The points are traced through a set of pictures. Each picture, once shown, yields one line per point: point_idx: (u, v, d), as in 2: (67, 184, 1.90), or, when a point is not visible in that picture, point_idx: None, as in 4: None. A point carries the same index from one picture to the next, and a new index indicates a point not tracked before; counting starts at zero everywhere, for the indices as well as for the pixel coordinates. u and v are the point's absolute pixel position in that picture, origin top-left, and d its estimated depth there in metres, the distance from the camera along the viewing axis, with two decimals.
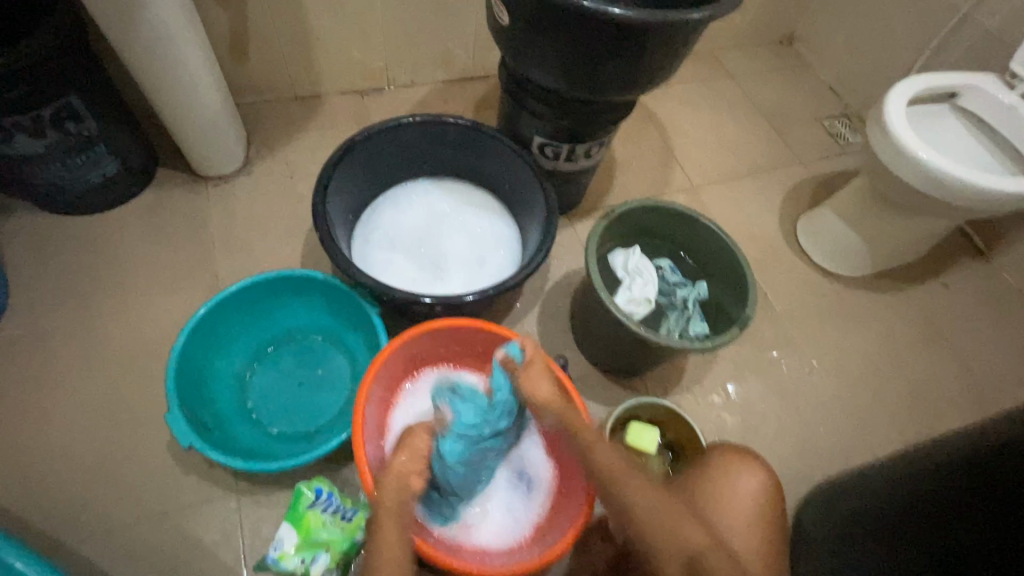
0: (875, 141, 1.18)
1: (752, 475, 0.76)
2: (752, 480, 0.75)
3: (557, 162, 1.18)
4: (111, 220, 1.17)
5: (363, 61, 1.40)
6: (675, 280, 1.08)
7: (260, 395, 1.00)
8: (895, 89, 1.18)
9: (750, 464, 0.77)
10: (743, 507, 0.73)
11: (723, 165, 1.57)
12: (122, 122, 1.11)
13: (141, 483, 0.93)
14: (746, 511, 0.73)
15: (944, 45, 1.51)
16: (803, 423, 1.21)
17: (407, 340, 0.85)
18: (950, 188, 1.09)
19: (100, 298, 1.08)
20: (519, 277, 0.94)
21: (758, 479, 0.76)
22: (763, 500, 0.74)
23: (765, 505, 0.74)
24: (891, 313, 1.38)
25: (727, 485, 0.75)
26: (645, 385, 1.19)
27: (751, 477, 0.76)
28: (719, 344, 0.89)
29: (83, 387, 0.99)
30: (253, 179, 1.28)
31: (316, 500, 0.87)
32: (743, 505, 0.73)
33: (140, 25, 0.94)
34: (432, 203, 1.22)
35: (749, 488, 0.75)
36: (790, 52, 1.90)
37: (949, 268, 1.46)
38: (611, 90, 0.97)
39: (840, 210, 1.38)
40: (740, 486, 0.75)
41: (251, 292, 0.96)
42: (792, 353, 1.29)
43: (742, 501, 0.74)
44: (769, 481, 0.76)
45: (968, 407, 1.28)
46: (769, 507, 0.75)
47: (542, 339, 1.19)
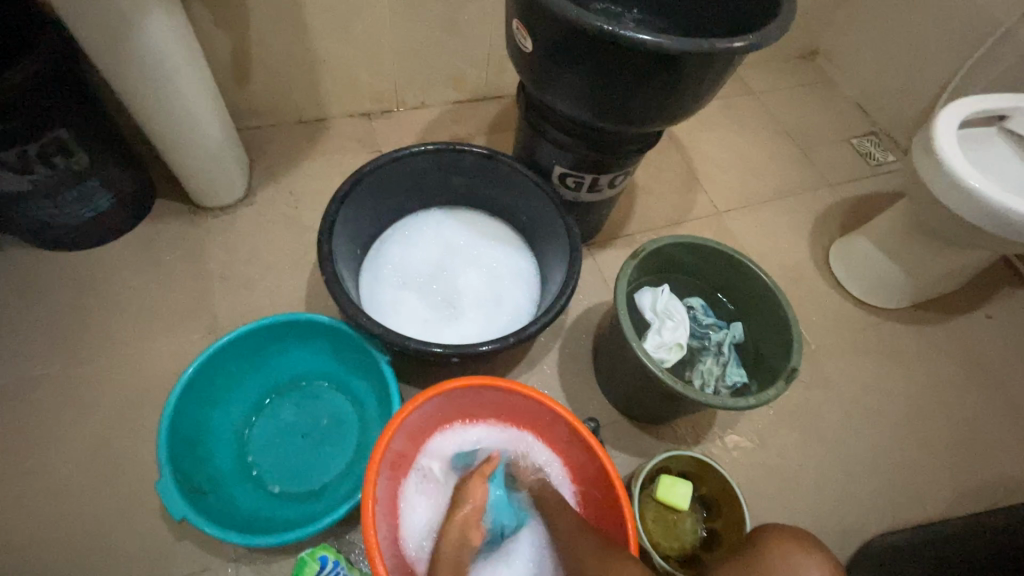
0: (923, 169, 1.09)
1: (814, 564, 0.63)
2: (817, 571, 0.62)
3: (579, 193, 1.11)
4: (105, 256, 1.11)
5: (371, 84, 1.34)
6: (709, 321, 0.99)
7: (261, 450, 0.92)
8: (941, 113, 1.10)
9: (812, 552, 0.63)
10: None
11: (749, 189, 1.49)
12: (117, 154, 1.04)
13: (131, 551, 0.85)
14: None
15: (982, 62, 1.44)
16: (844, 472, 1.12)
17: (422, 402, 0.77)
18: (1006, 220, 1.01)
19: (91, 342, 1.01)
20: (541, 324, 0.86)
21: (823, 568, 0.62)
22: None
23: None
24: (933, 348, 1.29)
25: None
26: (674, 431, 1.10)
27: (814, 567, 0.62)
28: (763, 400, 0.81)
29: (71, 442, 0.92)
30: (255, 209, 1.21)
31: (320, 570, 0.80)
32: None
33: (135, 54, 0.88)
34: (444, 236, 1.14)
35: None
36: (813, 67, 1.83)
37: (993, 299, 1.37)
38: (642, 120, 0.89)
39: (877, 238, 1.30)
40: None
41: (252, 339, 0.89)
42: (829, 394, 1.20)
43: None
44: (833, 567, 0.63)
45: (1020, 451, 1.19)
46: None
47: (563, 381, 1.12)
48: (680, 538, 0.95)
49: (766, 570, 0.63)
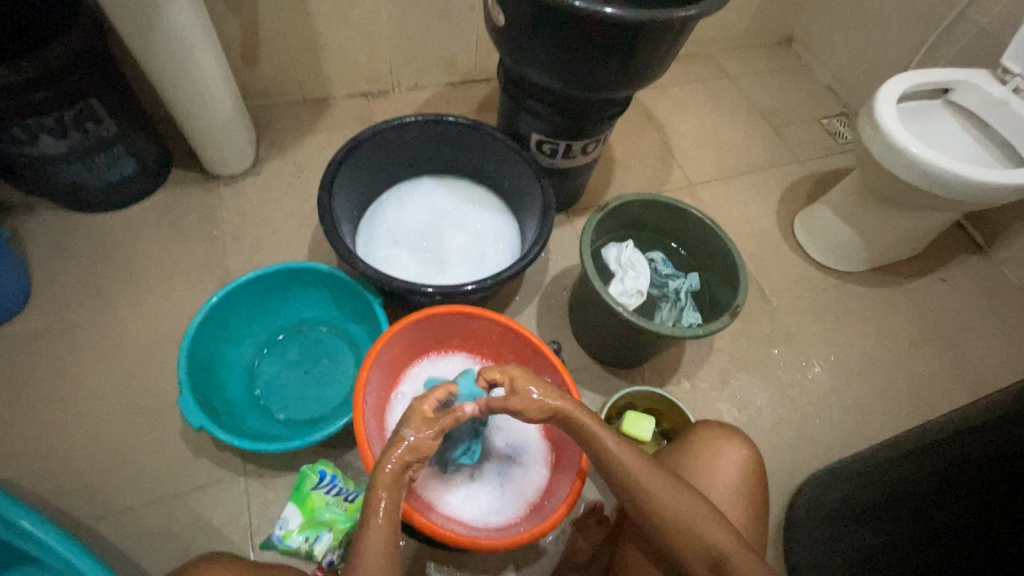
0: (868, 137, 1.20)
1: (733, 448, 0.78)
2: (735, 452, 0.78)
3: (555, 159, 1.22)
4: (128, 218, 1.23)
5: (369, 66, 1.45)
6: (668, 272, 1.10)
7: (268, 383, 1.04)
8: (886, 86, 1.20)
9: (733, 438, 0.79)
10: (727, 480, 0.76)
11: (721, 163, 1.60)
12: (139, 124, 1.16)
13: (154, 467, 0.97)
14: (730, 481, 0.76)
15: (940, 44, 1.53)
16: (799, 415, 1.23)
17: (406, 326, 0.88)
18: (942, 181, 1.11)
19: (117, 291, 1.13)
20: (516, 268, 0.97)
21: (740, 451, 0.78)
22: (746, 472, 0.77)
23: (746, 476, 0.77)
24: (888, 308, 1.39)
25: (710, 460, 0.77)
26: (641, 376, 1.21)
27: (734, 449, 0.78)
28: (710, 331, 0.92)
29: (100, 375, 1.04)
30: (263, 178, 1.33)
31: (320, 482, 0.91)
32: (726, 477, 0.76)
33: (157, 33, 0.99)
34: (433, 201, 1.26)
35: (731, 460, 0.77)
36: (788, 53, 1.92)
37: (947, 264, 1.47)
38: (605, 87, 1.01)
39: (835, 205, 1.40)
40: (722, 458, 0.78)
41: (260, 283, 1.00)
42: (788, 346, 1.31)
43: (725, 473, 0.76)
44: (750, 453, 0.78)
45: (967, 400, 1.29)
46: (750, 479, 0.77)
47: (541, 330, 1.22)
48: None
49: (696, 451, 0.79)
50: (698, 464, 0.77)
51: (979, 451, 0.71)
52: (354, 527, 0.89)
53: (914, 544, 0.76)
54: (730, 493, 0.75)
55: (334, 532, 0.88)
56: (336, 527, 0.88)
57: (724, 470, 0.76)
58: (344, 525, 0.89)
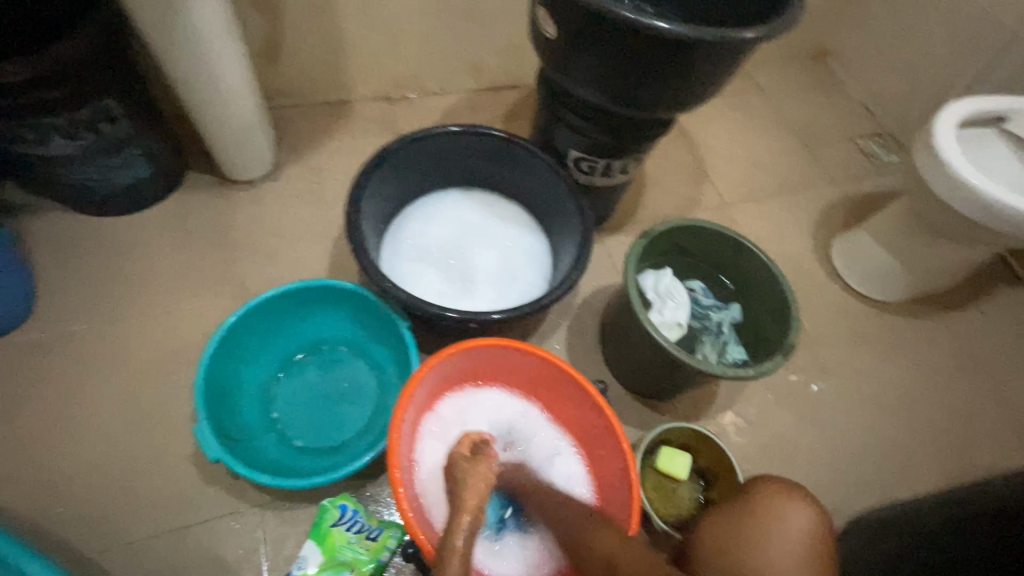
0: (922, 164, 1.14)
1: (801, 509, 0.75)
2: (803, 514, 0.74)
3: (592, 177, 1.16)
4: (140, 223, 1.16)
5: (395, 69, 1.39)
6: (708, 303, 1.07)
7: (285, 407, 0.98)
8: (943, 112, 1.15)
9: (801, 499, 0.76)
10: (793, 543, 0.72)
11: (755, 182, 1.54)
12: (155, 124, 1.10)
13: (164, 494, 0.91)
14: (795, 545, 0.72)
15: (987, 67, 1.48)
16: (836, 453, 1.17)
17: (442, 358, 0.82)
18: (1001, 215, 1.06)
19: (128, 302, 1.07)
20: (554, 296, 0.91)
21: (807, 515, 0.75)
22: (812, 537, 0.73)
23: (813, 542, 0.73)
24: (927, 341, 1.34)
25: (773, 520, 0.74)
26: (674, 407, 1.16)
27: (800, 512, 0.74)
28: (763, 372, 0.86)
29: (109, 393, 0.98)
30: (282, 183, 1.26)
31: (341, 517, 0.86)
32: (789, 540, 0.72)
33: (183, 31, 0.93)
34: (461, 215, 1.20)
35: (797, 523, 0.74)
36: (822, 68, 1.86)
37: (987, 296, 1.41)
38: (656, 108, 0.95)
39: (877, 233, 1.35)
40: (788, 520, 0.74)
41: (280, 302, 0.94)
42: (826, 380, 1.25)
43: (790, 535, 0.73)
44: (817, 517, 0.75)
45: (1008, 441, 1.23)
46: (818, 545, 0.73)
47: (570, 356, 1.17)
48: (678, 505, 1.00)
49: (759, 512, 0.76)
50: (760, 526, 0.74)
51: None
52: (377, 568, 0.83)
53: None
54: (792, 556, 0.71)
55: (356, 574, 0.82)
56: (358, 568, 0.82)
57: (788, 534, 0.73)
58: (367, 566, 0.83)
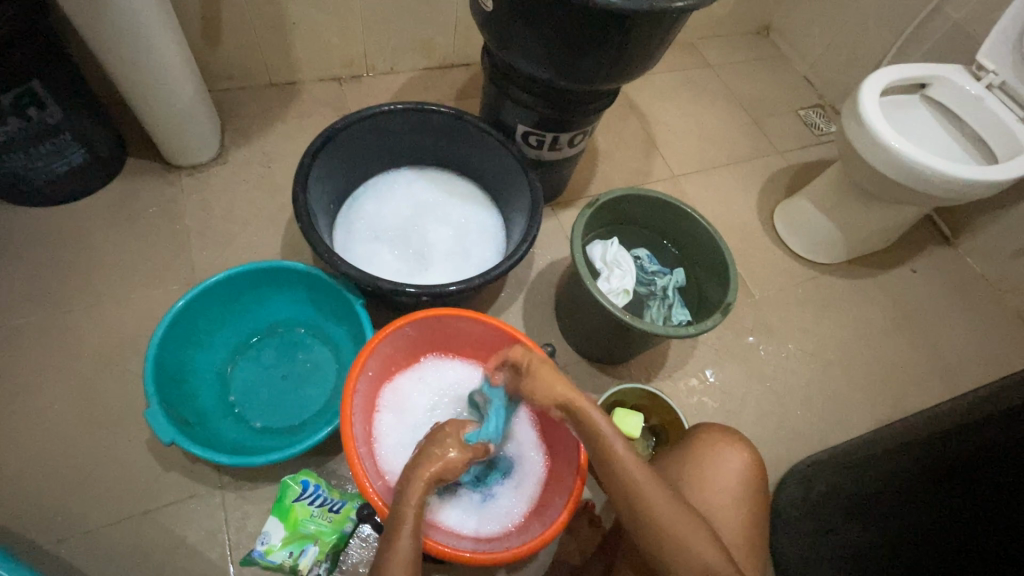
0: (851, 130, 1.21)
1: (736, 452, 0.80)
2: (737, 457, 0.80)
3: (541, 151, 1.18)
4: (81, 213, 1.13)
5: (342, 49, 1.37)
6: (654, 269, 1.10)
7: (243, 390, 0.98)
8: (869, 80, 1.21)
9: (735, 441, 0.81)
10: (728, 484, 0.78)
11: (703, 154, 1.59)
12: (87, 108, 1.06)
13: (121, 482, 0.91)
14: (729, 487, 0.77)
15: (914, 38, 1.55)
16: (780, 407, 1.25)
17: (393, 331, 0.84)
18: (921, 176, 1.13)
19: (71, 293, 1.05)
20: (505, 266, 0.93)
21: (740, 453, 0.80)
22: (745, 477, 0.79)
23: (745, 479, 0.79)
24: (863, 299, 1.42)
25: (710, 462, 0.79)
26: (628, 371, 1.20)
27: (735, 454, 0.80)
28: (704, 329, 0.91)
29: (57, 385, 0.96)
30: (229, 168, 1.24)
31: (303, 492, 0.87)
32: (726, 481, 0.78)
33: (109, 10, 0.90)
34: (414, 193, 1.20)
35: (733, 465, 0.79)
36: (766, 42, 1.92)
37: (918, 255, 1.51)
38: (597, 80, 0.97)
39: (815, 199, 1.41)
40: (724, 463, 0.79)
41: (231, 285, 0.94)
42: (770, 339, 1.32)
43: (726, 478, 0.78)
44: (750, 456, 0.80)
45: (936, 388, 1.33)
46: (751, 482, 0.79)
47: (527, 327, 1.20)
48: None
49: (697, 456, 0.80)
50: (698, 470, 0.79)
51: (965, 447, 0.72)
52: (341, 537, 0.86)
53: (890, 532, 0.78)
54: (728, 499, 0.77)
55: (321, 545, 0.84)
56: (323, 540, 0.85)
57: (725, 474, 0.78)
58: (332, 537, 0.85)
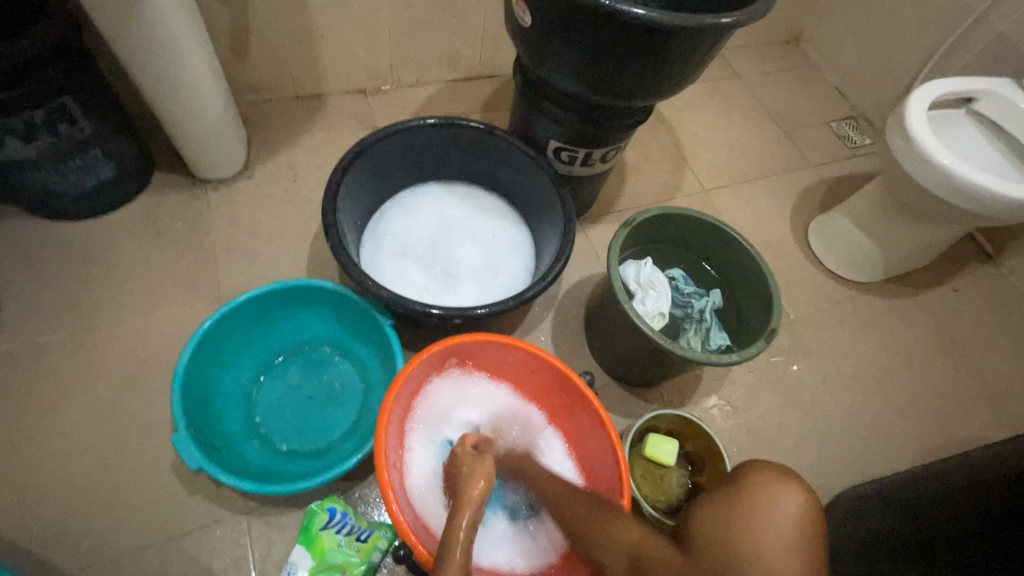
0: (895, 146, 1.16)
1: (791, 494, 0.75)
2: (792, 499, 0.75)
3: (572, 167, 1.15)
4: (108, 227, 1.12)
5: (369, 61, 1.35)
6: (690, 290, 1.07)
7: (268, 411, 0.96)
8: (914, 94, 1.16)
9: (790, 484, 0.76)
10: (779, 523, 0.72)
11: (734, 168, 1.55)
12: (118, 123, 1.06)
13: (146, 506, 0.89)
14: (780, 527, 0.72)
15: (955, 49, 1.50)
16: (818, 433, 1.20)
17: (426, 356, 0.81)
18: (970, 194, 1.08)
19: (98, 309, 1.04)
20: (539, 288, 0.90)
21: (796, 497, 0.75)
22: (801, 521, 0.73)
23: (802, 525, 0.73)
24: (902, 320, 1.37)
25: (767, 505, 0.74)
26: (660, 395, 1.17)
27: (789, 495, 0.75)
28: (748, 357, 0.87)
29: (83, 404, 0.95)
30: (255, 181, 1.23)
31: (330, 520, 0.84)
32: (779, 521, 0.73)
33: (142, 25, 0.89)
34: (442, 209, 1.18)
35: (786, 506, 0.74)
36: (796, 52, 1.88)
37: (960, 274, 1.45)
38: (634, 96, 0.94)
39: (852, 215, 1.37)
40: (777, 503, 0.74)
41: (258, 304, 0.92)
42: (807, 361, 1.28)
43: (777, 517, 0.73)
44: (808, 500, 0.75)
45: (983, 414, 1.27)
46: (807, 527, 0.73)
47: (556, 347, 1.17)
48: (666, 491, 1.01)
49: (747, 495, 0.76)
50: (749, 509, 0.74)
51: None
52: (369, 568, 0.82)
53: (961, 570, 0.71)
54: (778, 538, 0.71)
55: None
56: (350, 570, 0.82)
57: (778, 515, 0.73)
58: (359, 567, 0.82)
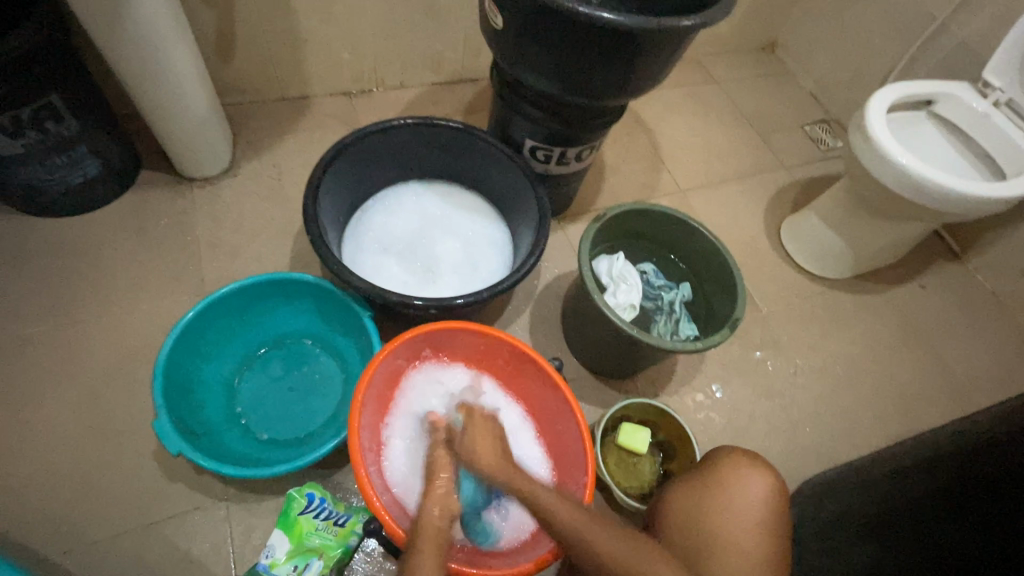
0: (858, 146, 1.21)
1: (759, 479, 0.79)
2: (761, 483, 0.79)
3: (549, 166, 1.19)
4: (94, 224, 1.15)
5: (353, 64, 1.39)
6: (660, 283, 1.11)
7: (249, 401, 0.99)
8: (876, 96, 1.22)
9: (759, 468, 0.80)
10: (749, 509, 0.77)
11: (709, 169, 1.59)
12: (104, 121, 1.08)
13: (127, 493, 0.91)
14: (751, 512, 0.77)
15: (919, 55, 1.56)
16: (788, 423, 1.24)
17: (402, 343, 0.85)
18: (927, 191, 1.13)
19: (82, 303, 1.06)
20: (512, 280, 0.93)
21: (765, 481, 0.79)
22: (769, 504, 0.78)
23: (769, 507, 0.78)
24: (871, 314, 1.42)
25: (733, 488, 0.79)
26: (635, 386, 1.20)
27: (758, 481, 0.79)
28: (712, 344, 0.90)
29: (66, 394, 0.97)
30: (240, 180, 1.26)
31: (308, 505, 0.86)
32: (749, 507, 0.77)
33: (128, 26, 0.92)
34: (422, 207, 1.21)
35: (755, 491, 0.78)
36: (771, 59, 1.94)
37: (926, 271, 1.50)
38: (604, 96, 0.98)
39: (822, 213, 1.41)
40: (747, 487, 0.78)
41: (240, 296, 0.94)
42: (778, 354, 1.32)
43: (748, 502, 0.77)
44: (775, 484, 0.79)
45: (947, 405, 1.32)
46: (774, 510, 0.78)
47: (534, 340, 1.20)
48: (639, 478, 1.04)
49: (721, 481, 0.80)
50: (721, 495, 0.78)
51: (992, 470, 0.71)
52: (345, 552, 0.85)
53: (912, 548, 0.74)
54: (748, 524, 0.76)
55: (325, 559, 0.84)
56: (327, 553, 0.84)
57: (748, 500, 0.77)
58: (336, 550, 0.84)
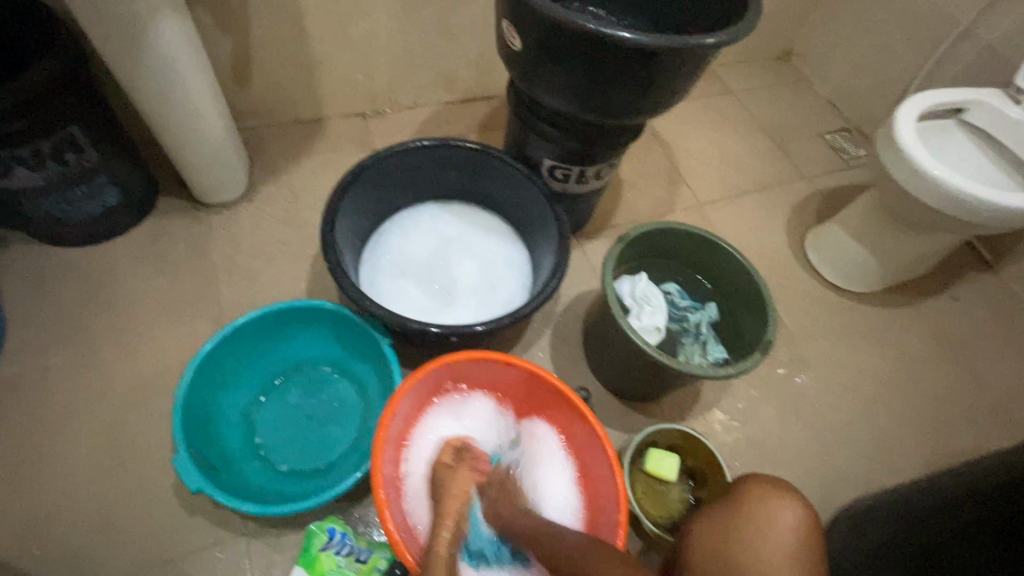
0: (886, 158, 1.17)
1: (789, 507, 0.75)
2: (790, 512, 0.75)
3: (567, 184, 1.17)
4: (112, 252, 1.15)
5: (367, 86, 1.39)
6: (684, 304, 1.08)
7: (268, 431, 0.97)
8: (903, 106, 1.18)
9: (788, 496, 0.76)
10: (780, 539, 0.72)
11: (729, 182, 1.56)
12: (123, 151, 1.09)
13: (146, 529, 0.89)
14: (783, 543, 0.72)
15: (944, 60, 1.52)
16: (821, 445, 1.19)
17: (424, 373, 0.83)
18: (962, 203, 1.08)
19: (100, 332, 1.05)
20: (534, 305, 0.91)
21: (795, 511, 0.75)
22: (801, 535, 0.73)
23: (802, 539, 0.73)
24: (902, 329, 1.37)
25: (764, 519, 0.74)
26: (660, 409, 1.16)
27: (788, 510, 0.75)
28: (744, 370, 0.87)
29: (85, 426, 0.96)
30: (256, 204, 1.25)
31: (329, 541, 0.84)
32: (780, 538, 0.73)
33: (146, 56, 0.92)
34: (438, 228, 1.20)
35: (787, 521, 0.74)
36: (788, 67, 1.90)
37: (959, 282, 1.45)
38: (623, 114, 0.96)
39: (848, 225, 1.37)
40: (778, 518, 0.74)
41: (258, 325, 0.93)
42: (807, 372, 1.27)
43: (780, 534, 0.73)
44: (806, 513, 0.75)
45: (987, 423, 1.26)
46: (807, 541, 0.73)
47: (555, 363, 1.17)
48: (668, 507, 1.01)
49: (749, 512, 0.76)
50: (750, 526, 0.74)
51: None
52: None
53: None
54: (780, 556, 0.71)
55: None
56: None
57: (780, 531, 0.73)
58: None
